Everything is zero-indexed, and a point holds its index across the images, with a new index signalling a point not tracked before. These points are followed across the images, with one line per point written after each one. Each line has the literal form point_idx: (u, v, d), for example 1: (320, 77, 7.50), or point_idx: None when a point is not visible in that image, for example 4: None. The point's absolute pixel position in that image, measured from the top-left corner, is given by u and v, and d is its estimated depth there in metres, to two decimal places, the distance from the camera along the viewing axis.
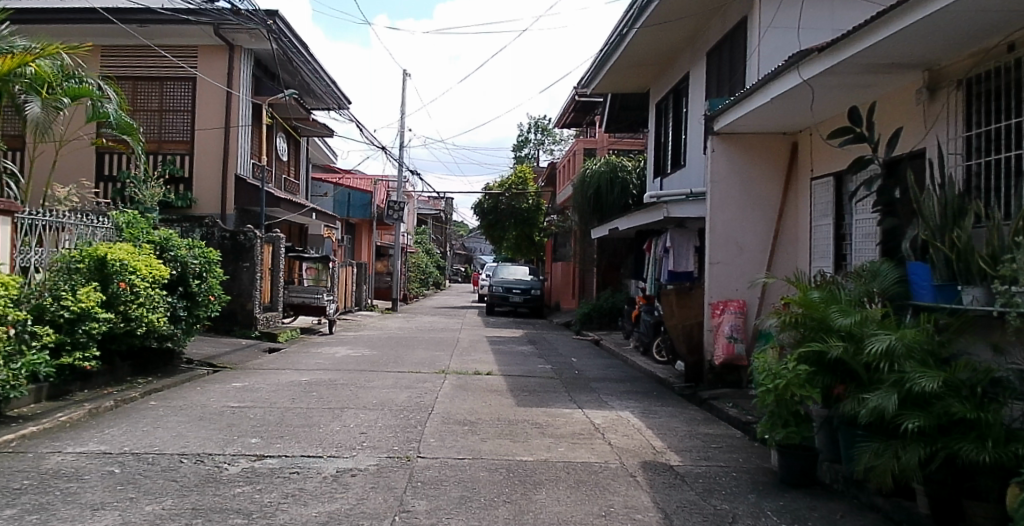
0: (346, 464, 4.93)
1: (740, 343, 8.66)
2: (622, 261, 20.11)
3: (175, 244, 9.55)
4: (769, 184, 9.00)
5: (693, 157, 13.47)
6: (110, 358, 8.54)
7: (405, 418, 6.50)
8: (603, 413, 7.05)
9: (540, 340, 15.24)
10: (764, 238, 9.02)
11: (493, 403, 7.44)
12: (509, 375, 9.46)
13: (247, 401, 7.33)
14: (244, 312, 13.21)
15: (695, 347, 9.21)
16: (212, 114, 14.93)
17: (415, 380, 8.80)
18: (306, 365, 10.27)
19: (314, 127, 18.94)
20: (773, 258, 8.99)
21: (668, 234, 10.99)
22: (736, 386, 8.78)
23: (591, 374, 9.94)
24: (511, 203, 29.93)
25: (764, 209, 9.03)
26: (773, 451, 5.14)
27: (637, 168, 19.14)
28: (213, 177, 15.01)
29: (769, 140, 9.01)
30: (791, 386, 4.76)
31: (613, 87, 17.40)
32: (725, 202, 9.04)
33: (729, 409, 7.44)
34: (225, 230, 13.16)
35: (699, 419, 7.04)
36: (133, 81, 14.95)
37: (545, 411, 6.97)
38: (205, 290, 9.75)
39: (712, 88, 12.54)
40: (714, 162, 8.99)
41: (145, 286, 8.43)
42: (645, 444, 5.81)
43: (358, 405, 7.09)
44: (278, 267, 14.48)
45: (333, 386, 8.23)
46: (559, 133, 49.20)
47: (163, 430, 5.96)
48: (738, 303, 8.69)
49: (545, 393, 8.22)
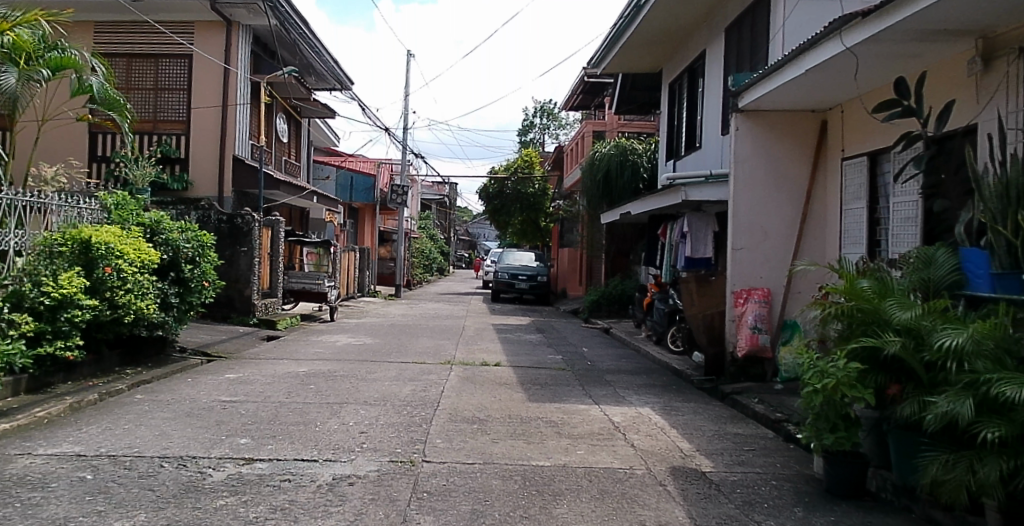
0: (344, 471, 4.44)
1: (765, 333, 8.16)
2: (632, 247, 19.58)
3: (167, 227, 9.03)
4: (796, 166, 8.45)
5: (709, 138, 12.89)
6: (97, 347, 8.06)
7: (409, 415, 6.00)
8: (622, 409, 6.54)
9: (548, 329, 14.75)
10: (791, 222, 8.46)
11: (503, 397, 6.94)
12: (518, 367, 8.97)
13: (239, 395, 6.85)
14: (242, 299, 12.73)
15: (716, 338, 8.66)
16: (209, 93, 14.36)
17: (420, 372, 8.31)
18: (306, 354, 9.79)
19: (315, 108, 18.35)
20: (800, 245, 8.44)
21: (685, 218, 10.41)
22: (760, 380, 8.28)
23: (605, 366, 9.44)
24: (517, 188, 29.39)
25: (791, 191, 8.47)
26: (818, 457, 4.63)
27: (648, 150, 18.29)
28: (209, 158, 14.46)
29: (797, 118, 8.44)
30: (842, 387, 4.23)
31: (625, 67, 16.78)
32: (750, 185, 8.46)
33: (757, 406, 6.94)
34: (222, 213, 12.67)
35: (725, 417, 6.53)
36: (127, 59, 14.39)
37: (559, 408, 6.47)
38: (199, 276, 9.25)
39: (731, 65, 11.94)
40: (739, 141, 8.42)
41: (133, 272, 7.94)
42: (671, 447, 5.30)
43: (358, 400, 6.60)
44: (277, 252, 13.99)
45: (332, 378, 7.75)
46: (565, 118, 48.58)
47: (146, 428, 5.48)
48: (762, 292, 8.19)
49: (558, 386, 7.72)
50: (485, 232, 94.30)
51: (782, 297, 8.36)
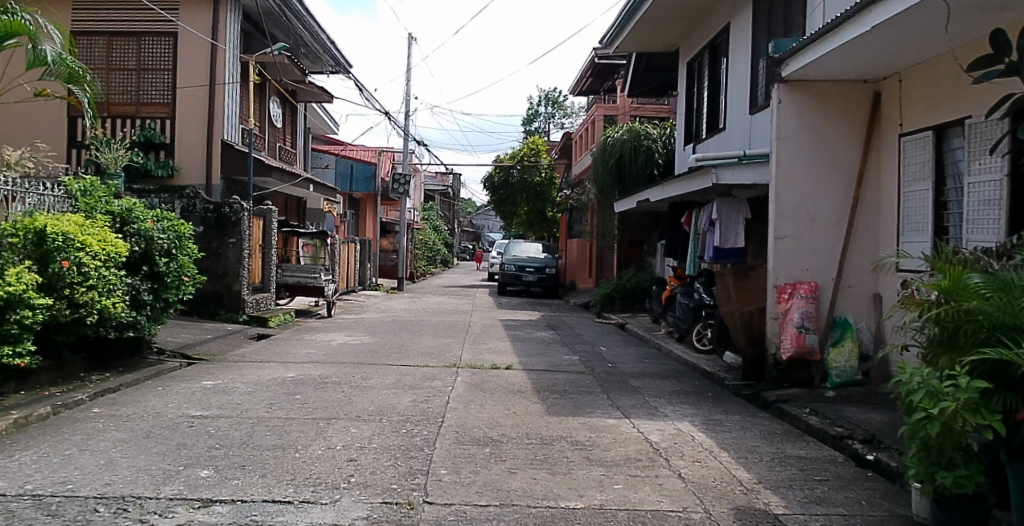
0: (325, 518, 3.49)
1: (813, 333, 7.22)
2: (646, 236, 18.58)
3: (140, 216, 8.09)
4: (846, 143, 7.47)
5: (734, 118, 11.89)
6: (58, 351, 7.14)
7: (408, 435, 5.05)
8: (658, 425, 5.59)
9: (559, 324, 13.85)
10: (840, 207, 7.46)
11: (518, 410, 5.99)
12: (532, 370, 8.01)
13: (213, 409, 5.90)
14: (231, 295, 11.80)
15: (756, 339, 7.66)
16: (196, 72, 13.39)
17: (422, 377, 7.36)
18: (297, 356, 8.85)
19: (311, 92, 17.36)
20: (852, 233, 7.44)
21: (713, 205, 9.37)
22: (806, 385, 7.31)
23: (627, 369, 8.48)
24: (523, 176, 28.38)
25: (841, 172, 7.47)
26: (922, 498, 3.67)
27: (663, 135, 17.17)
28: (196, 144, 13.52)
29: (846, 89, 7.48)
30: (963, 413, 3.29)
31: (639, 46, 15.76)
32: (796, 165, 7.45)
33: (814, 421, 5.99)
34: (208, 202, 11.74)
35: (782, 434, 5.58)
36: (108, 37, 13.41)
37: (585, 424, 5.52)
38: (175, 270, 8.34)
39: (760, 38, 10.92)
40: (782, 115, 7.42)
41: (96, 266, 7.02)
42: (728, 479, 4.34)
43: (350, 415, 5.66)
44: (269, 244, 13.01)
45: (322, 386, 6.80)
46: (571, 106, 47.56)
47: (90, 457, 4.54)
48: (809, 286, 7.27)
49: (579, 394, 6.76)
50: (489, 224, 93.34)
51: (831, 292, 7.40)
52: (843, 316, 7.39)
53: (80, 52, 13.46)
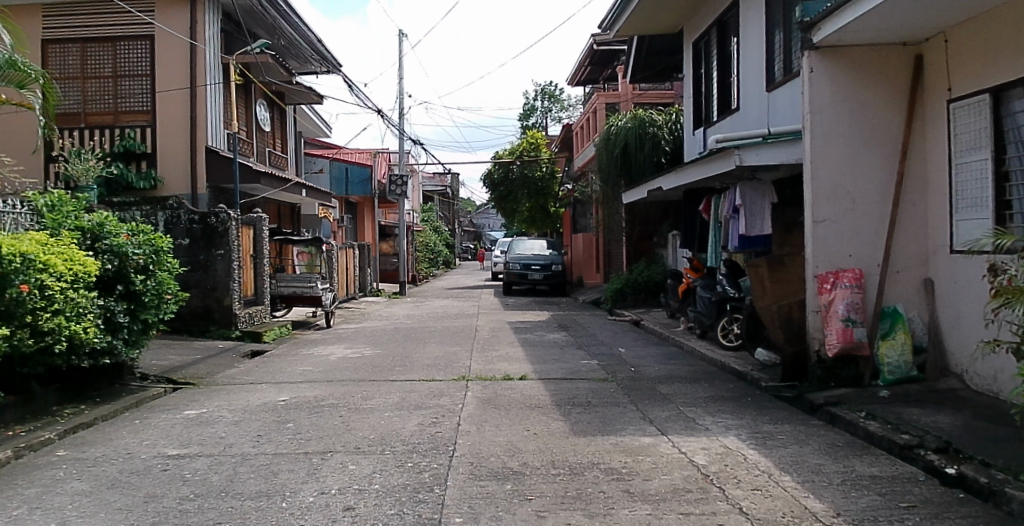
0: None
1: (861, 326, 6.53)
2: (656, 228, 17.84)
3: (113, 231, 7.40)
4: (886, 114, 6.75)
5: (750, 97, 11.14)
6: (25, 386, 6.42)
7: (416, 471, 4.32)
8: (701, 442, 4.85)
9: (571, 324, 13.11)
10: (883, 185, 6.75)
11: (539, 430, 5.26)
12: (549, 380, 7.28)
13: (193, 446, 5.17)
14: (222, 310, 11.11)
15: (796, 335, 6.92)
16: (175, 74, 12.69)
17: (429, 395, 6.63)
18: (291, 375, 8.13)
19: (300, 93, 16.63)
20: (897, 213, 6.73)
21: (737, 190, 8.66)
22: (855, 384, 6.57)
23: (652, 372, 7.75)
24: (524, 172, 27.65)
25: (883, 145, 6.75)
26: None
27: (670, 121, 16.40)
28: (180, 151, 12.81)
29: (885, 54, 6.75)
30: None
31: (640, 29, 15.03)
32: (833, 139, 6.73)
33: (875, 427, 5.27)
34: (193, 212, 11.05)
35: (846, 449, 4.84)
36: (81, 44, 12.74)
37: (618, 446, 4.80)
38: (154, 288, 7.62)
39: (775, 9, 10.18)
40: (814, 86, 6.72)
41: (62, 288, 6.28)
42: (801, 512, 3.60)
43: (348, 447, 4.92)
44: (261, 254, 12.31)
45: (318, 411, 6.07)
46: (568, 100, 46.87)
47: (39, 518, 3.82)
48: (853, 274, 6.57)
49: (606, 407, 6.02)
50: (489, 224, 92.56)
51: (878, 279, 6.69)
52: (892, 306, 6.69)
53: (53, 60, 12.78)
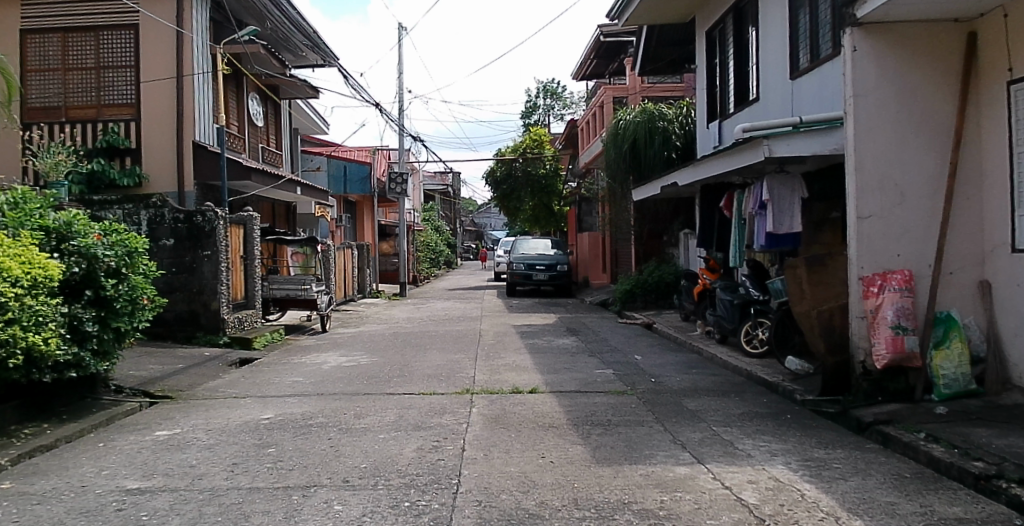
0: None
1: (911, 334, 5.84)
2: (666, 226, 17.15)
3: (82, 230, 6.72)
4: (938, 98, 6.05)
5: (771, 85, 10.43)
6: None
7: (414, 513, 3.63)
8: (747, 474, 4.15)
9: (581, 328, 12.41)
10: (935, 177, 6.04)
11: (555, 458, 4.56)
12: (563, 393, 6.57)
13: (157, 478, 4.47)
14: (209, 315, 10.42)
15: (838, 344, 6.23)
16: (161, 65, 12.01)
17: (430, 411, 5.96)
18: (279, 387, 7.44)
19: (295, 87, 15.93)
20: (951, 207, 6.02)
21: (764, 183, 7.94)
22: (906, 399, 5.87)
23: (675, 384, 7.04)
24: (527, 169, 27.01)
25: (933, 132, 6.04)
26: None
27: (680, 115, 15.69)
28: (166, 147, 12.14)
29: (936, 31, 6.05)
30: None
31: (650, 19, 14.36)
32: (879, 125, 6.03)
33: (941, 452, 4.57)
34: (179, 210, 10.37)
35: (915, 481, 4.15)
36: (62, 34, 12.07)
37: (649, 478, 4.11)
38: (126, 293, 6.95)
39: None
40: (857, 67, 6.02)
41: (17, 295, 5.58)
42: None
43: (336, 479, 4.24)
44: (252, 255, 11.60)
45: (306, 432, 5.40)
46: (570, 98, 46.35)
47: None
48: (902, 276, 5.88)
49: (630, 427, 5.33)
50: (490, 223, 91.87)
51: (930, 281, 5.99)
52: (945, 310, 5.99)
53: (33, 51, 12.11)
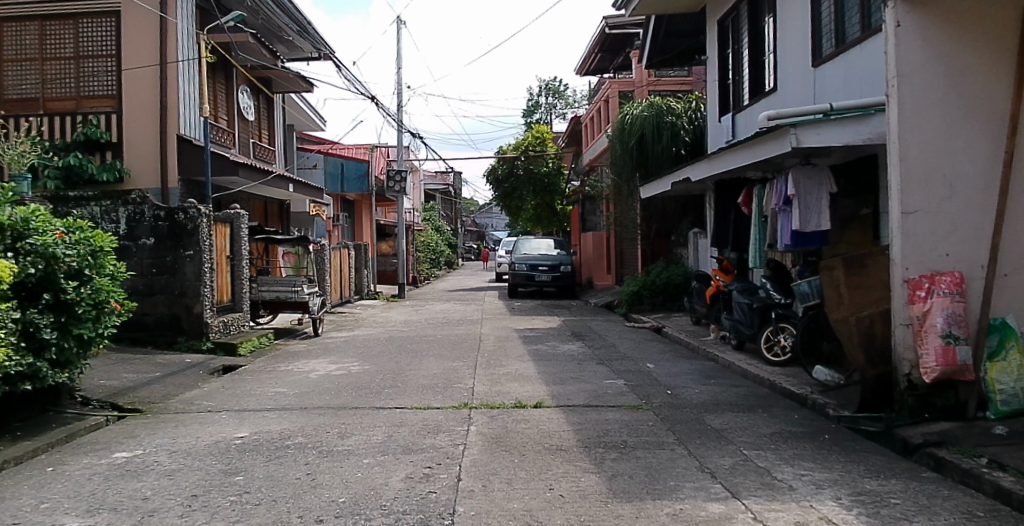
0: None
1: (964, 343, 5.18)
2: (673, 226, 16.51)
3: (41, 228, 6.05)
4: (991, 80, 5.39)
5: (790, 73, 9.79)
6: None
7: None
8: (792, 514, 3.51)
9: (586, 333, 11.73)
10: (988, 167, 5.39)
11: (566, 490, 3.92)
12: (571, 409, 5.92)
13: (100, 514, 3.82)
14: (191, 318, 9.81)
15: (879, 355, 5.59)
16: (142, 54, 11.36)
17: (423, 430, 5.33)
18: (259, 399, 6.81)
19: (288, 80, 15.31)
20: (1006, 201, 5.35)
21: (788, 177, 7.29)
22: (958, 417, 5.21)
23: (694, 398, 6.38)
24: (529, 167, 26.37)
25: (987, 117, 5.38)
26: None
27: (689, 109, 15.05)
28: (148, 142, 11.50)
29: (989, 4, 5.39)
30: None
31: (658, 8, 13.73)
32: (925, 109, 5.38)
33: (1015, 483, 3.92)
34: (159, 207, 9.76)
35: (991, 521, 3.50)
36: (39, 22, 11.47)
37: (678, 518, 3.46)
38: (91, 297, 6.32)
39: None
40: (901, 44, 5.37)
41: None
42: None
43: (307, 518, 3.60)
44: (239, 255, 10.96)
45: (281, 455, 4.78)
46: (572, 96, 45.76)
47: None
48: (953, 278, 5.24)
49: (648, 450, 4.68)
50: (491, 223, 91.20)
51: (983, 284, 5.34)
52: (1000, 317, 5.33)
53: (9, 40, 11.53)
